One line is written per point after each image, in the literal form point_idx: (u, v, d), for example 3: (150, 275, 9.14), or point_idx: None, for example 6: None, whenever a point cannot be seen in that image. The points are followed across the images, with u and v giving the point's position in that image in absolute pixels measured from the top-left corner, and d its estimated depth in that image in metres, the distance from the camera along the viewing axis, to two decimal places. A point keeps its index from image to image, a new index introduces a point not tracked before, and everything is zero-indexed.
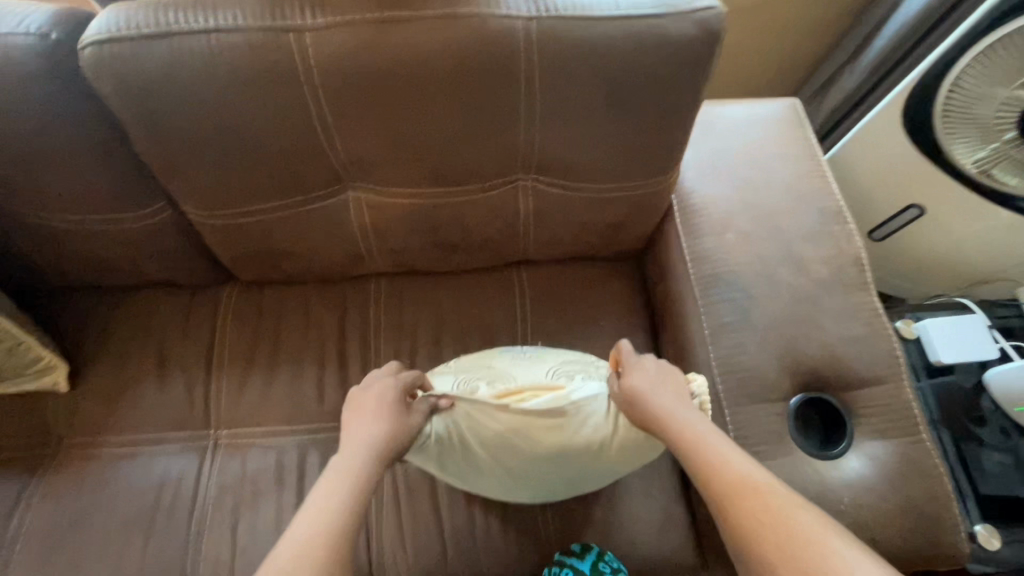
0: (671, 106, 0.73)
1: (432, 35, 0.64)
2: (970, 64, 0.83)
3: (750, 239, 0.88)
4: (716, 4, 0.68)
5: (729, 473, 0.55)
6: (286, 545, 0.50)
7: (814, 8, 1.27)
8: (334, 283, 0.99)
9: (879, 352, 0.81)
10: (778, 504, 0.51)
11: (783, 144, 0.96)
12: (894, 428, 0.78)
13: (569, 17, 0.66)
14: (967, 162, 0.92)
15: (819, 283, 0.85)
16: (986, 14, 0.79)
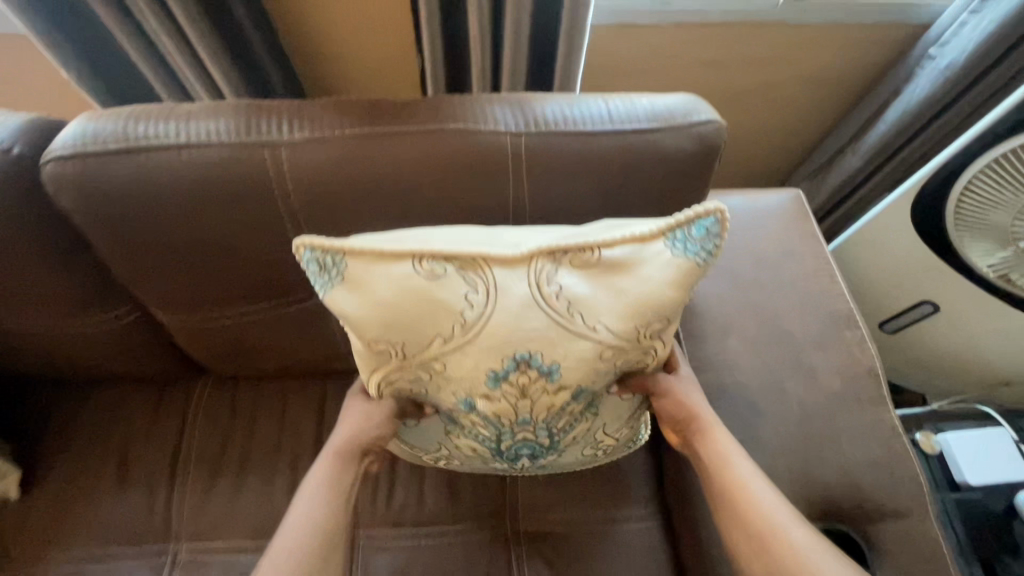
0: (671, 216, 0.69)
1: (417, 149, 0.61)
2: (981, 171, 0.80)
3: (756, 346, 0.83)
4: (715, 117, 0.65)
5: (755, 521, 0.59)
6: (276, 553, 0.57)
7: (815, 95, 1.26)
8: (312, 377, 0.93)
9: (899, 477, 0.75)
10: (773, 527, 0.58)
11: (788, 239, 0.92)
12: (921, 568, 0.70)
13: (560, 131, 0.63)
14: (983, 265, 0.87)
15: (831, 398, 0.79)
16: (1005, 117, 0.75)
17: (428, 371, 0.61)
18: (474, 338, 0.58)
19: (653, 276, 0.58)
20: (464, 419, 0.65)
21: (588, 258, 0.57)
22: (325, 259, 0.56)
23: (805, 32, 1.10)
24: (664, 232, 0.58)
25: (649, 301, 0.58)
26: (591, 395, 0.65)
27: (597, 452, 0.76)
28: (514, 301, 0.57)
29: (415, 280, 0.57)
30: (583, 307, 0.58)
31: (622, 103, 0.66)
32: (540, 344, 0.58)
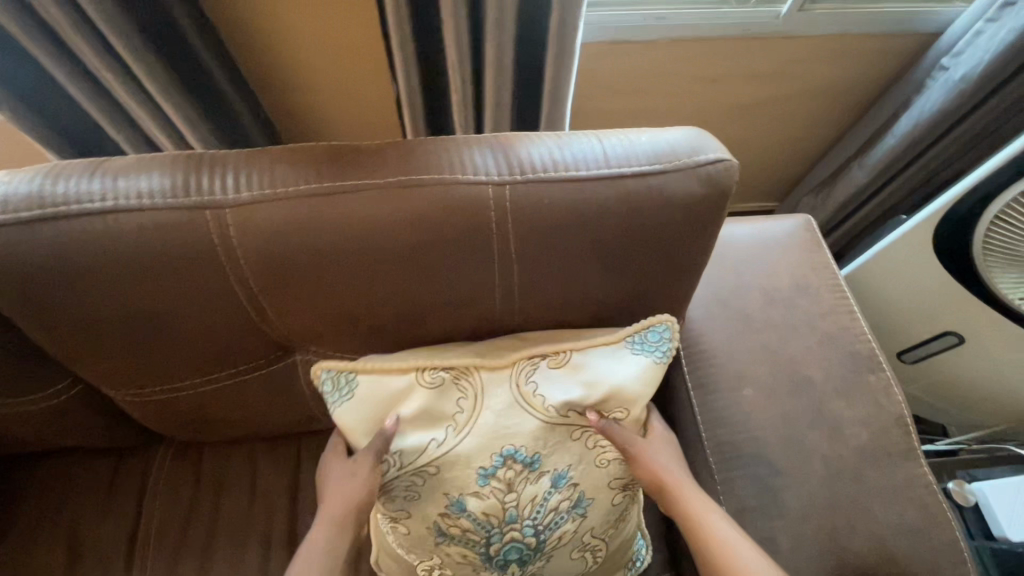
0: (678, 264, 0.61)
1: (383, 205, 0.53)
2: (1016, 198, 0.72)
3: (772, 397, 0.75)
4: (725, 156, 0.57)
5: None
6: None
7: (817, 108, 1.19)
8: (285, 439, 0.84)
9: (937, 543, 0.67)
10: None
11: (803, 274, 0.84)
12: None
13: (549, 179, 0.55)
14: (1013, 296, 0.80)
15: (859, 454, 0.71)
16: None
17: (420, 476, 0.58)
18: (463, 439, 0.57)
19: (627, 372, 0.59)
20: (452, 526, 0.60)
21: (562, 359, 0.59)
22: (337, 379, 0.57)
23: (809, 43, 1.03)
24: (628, 335, 0.61)
25: (616, 391, 0.59)
26: (575, 486, 0.60)
27: (590, 559, 0.64)
28: (502, 406, 0.58)
29: (414, 393, 0.57)
30: (574, 403, 0.58)
31: (618, 142, 0.58)
32: (525, 438, 0.58)
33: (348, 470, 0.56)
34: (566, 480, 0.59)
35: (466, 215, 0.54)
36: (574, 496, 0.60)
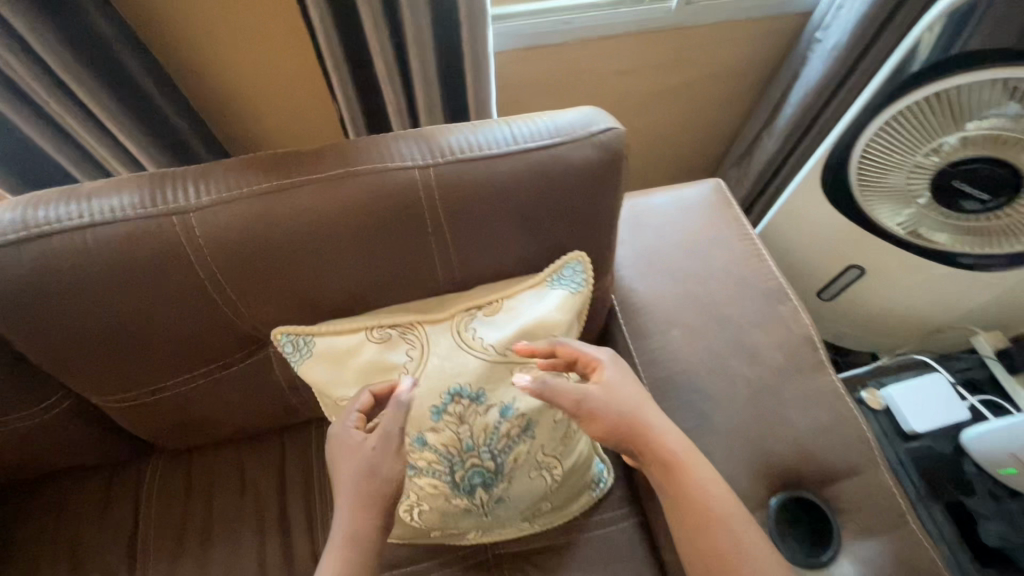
0: (591, 222, 0.71)
1: (328, 195, 0.62)
2: (873, 137, 0.83)
3: (698, 334, 0.85)
4: (615, 125, 0.68)
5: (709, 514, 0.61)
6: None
7: (724, 89, 1.33)
8: (270, 435, 0.91)
9: (849, 438, 0.78)
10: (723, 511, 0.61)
11: (716, 228, 0.96)
12: (881, 521, 0.73)
13: (468, 159, 0.65)
14: (893, 224, 0.92)
15: (776, 373, 0.82)
16: (939, 52, 0.73)
17: None
18: (417, 383, 0.66)
19: (549, 306, 0.69)
20: (420, 460, 0.68)
21: (491, 306, 0.69)
22: (297, 340, 0.66)
23: (704, 31, 1.16)
24: (547, 276, 0.71)
25: (542, 324, 0.68)
26: (523, 415, 0.68)
27: (548, 475, 0.73)
28: (447, 353, 0.66)
29: (366, 347, 0.66)
30: (511, 344, 0.67)
31: (524, 124, 0.68)
32: (468, 376, 0.66)
33: (369, 460, 0.59)
34: (511, 409, 0.68)
35: (401, 197, 0.63)
36: (522, 424, 0.68)
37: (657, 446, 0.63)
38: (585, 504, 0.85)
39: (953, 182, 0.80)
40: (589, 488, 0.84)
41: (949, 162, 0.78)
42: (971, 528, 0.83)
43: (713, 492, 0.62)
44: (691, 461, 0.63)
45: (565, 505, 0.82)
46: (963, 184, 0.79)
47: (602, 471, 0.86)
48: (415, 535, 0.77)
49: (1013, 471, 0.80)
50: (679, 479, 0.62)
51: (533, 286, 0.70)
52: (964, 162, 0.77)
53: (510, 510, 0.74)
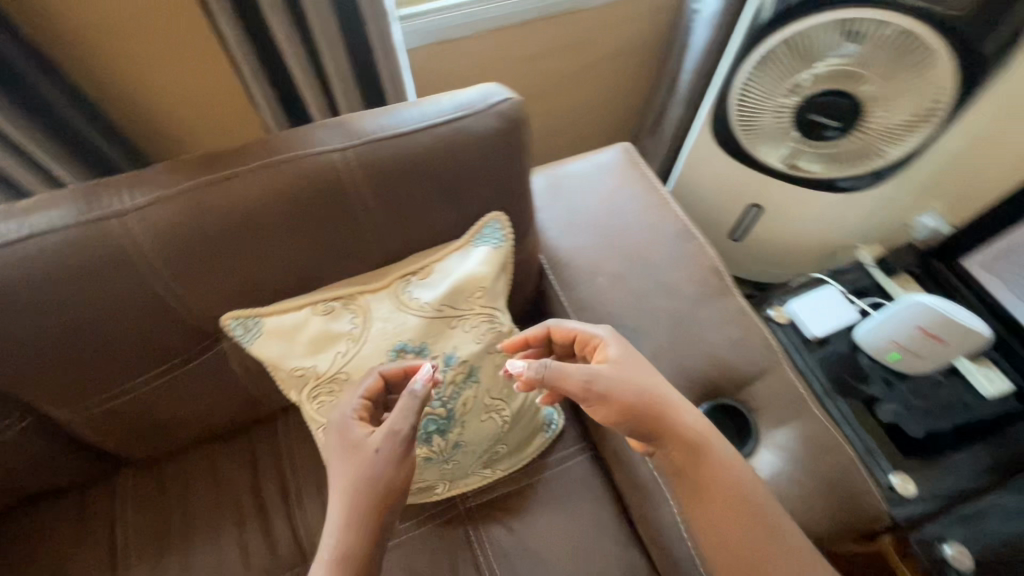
0: (503, 184, 0.79)
1: (256, 184, 0.68)
2: (745, 83, 0.92)
3: (619, 278, 0.95)
4: (511, 95, 0.77)
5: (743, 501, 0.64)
6: None
7: (626, 65, 1.45)
8: (237, 432, 0.95)
9: (755, 347, 0.89)
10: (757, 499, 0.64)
11: (625, 185, 1.06)
12: (790, 411, 0.84)
13: (381, 139, 0.72)
14: (775, 160, 1.03)
15: (689, 301, 0.92)
16: (782, 4, 0.83)
17: (337, 384, 0.73)
18: (364, 346, 0.72)
19: (476, 263, 0.77)
20: None
21: (421, 270, 0.76)
22: (247, 322, 0.73)
23: (598, 13, 1.27)
24: (471, 238, 0.79)
25: (471, 279, 0.76)
26: (465, 362, 0.76)
27: (497, 416, 0.81)
28: (388, 316, 0.73)
29: (313, 321, 0.72)
30: (445, 300, 0.75)
31: (430, 104, 0.76)
32: (410, 333, 0.73)
33: (369, 459, 0.60)
34: (453, 358, 0.76)
35: (326, 179, 0.70)
36: (465, 371, 0.76)
37: (682, 433, 0.65)
38: (540, 445, 0.93)
39: (812, 115, 0.93)
40: (541, 430, 0.93)
41: (805, 98, 0.91)
42: (870, 409, 0.97)
43: (737, 477, 0.64)
44: (713, 442, 0.66)
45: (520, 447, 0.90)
46: (819, 116, 0.92)
47: (551, 414, 0.94)
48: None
49: (897, 356, 0.94)
50: (705, 464, 0.64)
51: (460, 248, 0.78)
52: (817, 95, 0.90)
53: (469, 455, 0.82)
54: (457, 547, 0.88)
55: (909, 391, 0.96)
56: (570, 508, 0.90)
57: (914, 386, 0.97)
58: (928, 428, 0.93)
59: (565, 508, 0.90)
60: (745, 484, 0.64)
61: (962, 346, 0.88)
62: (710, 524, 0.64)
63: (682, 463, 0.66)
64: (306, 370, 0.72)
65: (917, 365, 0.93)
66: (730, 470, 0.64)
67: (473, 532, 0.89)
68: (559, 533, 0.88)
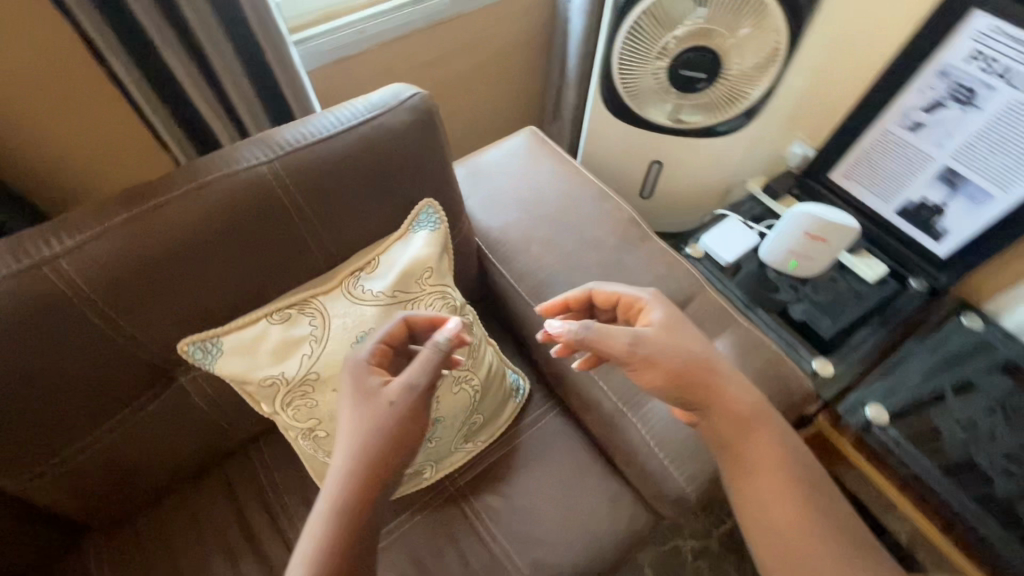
0: (428, 171, 0.85)
1: (189, 207, 0.69)
2: (623, 54, 1.04)
3: (551, 243, 1.03)
4: (418, 91, 0.83)
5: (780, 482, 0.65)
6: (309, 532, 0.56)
7: (517, 59, 1.55)
8: (209, 471, 0.93)
9: (680, 278, 1.00)
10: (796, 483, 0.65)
11: (539, 162, 1.15)
12: (720, 325, 0.96)
13: (305, 147, 0.76)
14: (664, 118, 1.17)
15: (616, 250, 1.02)
16: None
17: (308, 386, 0.75)
18: (328, 344, 0.75)
19: (419, 248, 0.82)
20: None
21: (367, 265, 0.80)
22: (205, 344, 0.73)
23: (482, 14, 1.36)
24: (409, 227, 0.84)
25: (417, 263, 0.81)
26: None
27: (468, 387, 0.86)
28: (345, 312, 0.77)
29: (272, 331, 0.74)
30: (396, 287, 0.79)
31: (344, 110, 0.80)
32: (369, 323, 0.77)
33: (381, 408, 0.61)
34: None
35: (259, 193, 0.73)
36: None
37: (734, 403, 0.68)
38: (513, 411, 0.99)
39: (682, 72, 1.06)
40: (512, 396, 0.99)
41: (673, 58, 1.03)
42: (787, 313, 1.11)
43: (780, 455, 0.67)
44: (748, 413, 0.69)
45: (495, 415, 0.96)
46: (689, 72, 1.05)
47: (518, 379, 1.01)
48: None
49: (795, 263, 1.09)
50: (755, 438, 0.67)
51: (400, 238, 0.83)
52: (683, 54, 1.03)
53: (449, 431, 0.87)
54: (457, 525, 0.91)
55: (814, 290, 1.11)
56: (552, 460, 0.96)
57: (816, 285, 1.11)
58: (836, 319, 1.07)
59: (548, 461, 0.96)
60: (790, 465, 0.66)
61: (839, 241, 1.03)
62: (752, 503, 0.65)
63: (727, 436, 0.68)
64: (274, 378, 0.74)
65: (813, 267, 1.08)
66: (775, 448, 0.67)
67: (469, 507, 0.93)
68: (546, 485, 0.94)
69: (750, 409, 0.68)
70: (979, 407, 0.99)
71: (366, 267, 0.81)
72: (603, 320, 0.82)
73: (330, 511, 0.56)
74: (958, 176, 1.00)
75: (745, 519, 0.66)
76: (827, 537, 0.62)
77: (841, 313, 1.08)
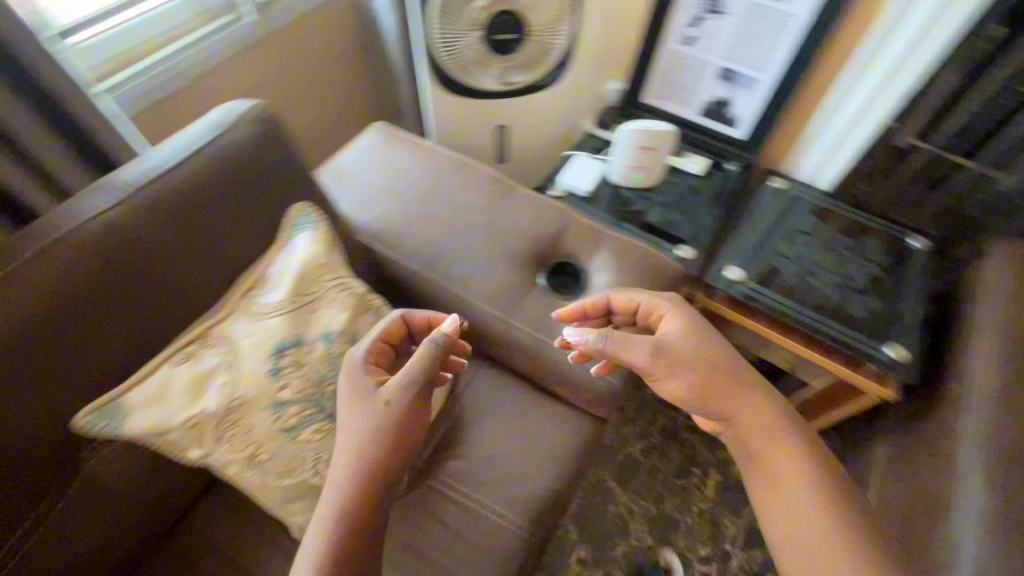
0: (288, 177, 0.86)
1: (40, 272, 0.62)
2: (439, 34, 1.13)
3: (429, 218, 1.08)
4: (251, 103, 0.84)
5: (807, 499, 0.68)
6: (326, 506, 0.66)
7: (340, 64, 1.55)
8: (151, 556, 0.86)
9: (551, 213, 1.11)
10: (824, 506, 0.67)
11: (393, 150, 1.19)
12: (595, 241, 1.09)
13: (154, 181, 0.72)
14: (494, 85, 1.28)
15: (489, 206, 1.10)
16: None
17: (236, 412, 0.73)
18: (241, 366, 0.74)
19: (303, 249, 0.83)
20: (291, 420, 0.77)
21: (255, 280, 0.80)
22: (105, 410, 0.66)
23: (295, 28, 1.34)
24: (286, 234, 0.85)
25: (306, 264, 0.82)
26: (341, 333, 0.83)
27: None
28: (248, 330, 0.76)
29: (177, 372, 0.71)
30: (294, 291, 0.79)
31: (181, 138, 0.78)
32: (279, 333, 0.77)
33: (377, 407, 0.69)
34: (329, 334, 0.82)
35: (117, 238, 0.68)
36: (345, 340, 0.83)
37: (756, 413, 0.74)
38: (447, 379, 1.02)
39: (496, 38, 1.17)
40: None
41: (485, 28, 1.14)
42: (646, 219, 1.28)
43: (799, 469, 0.70)
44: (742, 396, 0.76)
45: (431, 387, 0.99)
46: (502, 36, 1.16)
47: None
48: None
49: (638, 176, 1.26)
50: (771, 444, 0.72)
51: (281, 248, 0.84)
52: (492, 22, 1.13)
53: None
54: (430, 501, 0.94)
55: (659, 195, 1.29)
56: (495, 408, 1.03)
57: (660, 190, 1.30)
58: (681, 211, 1.27)
59: (492, 410, 1.03)
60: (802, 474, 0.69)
61: (665, 146, 1.21)
62: (776, 514, 0.69)
63: (749, 444, 0.74)
64: (197, 417, 0.71)
65: (652, 175, 1.26)
66: (791, 460, 0.71)
67: (435, 480, 0.96)
68: (498, 430, 1.01)
69: (768, 422, 0.74)
70: (802, 242, 1.22)
71: (254, 284, 0.80)
72: (623, 324, 0.90)
73: (342, 488, 0.66)
74: (732, 71, 1.24)
75: (767, 527, 0.70)
76: (848, 547, 0.62)
77: (684, 208, 1.28)
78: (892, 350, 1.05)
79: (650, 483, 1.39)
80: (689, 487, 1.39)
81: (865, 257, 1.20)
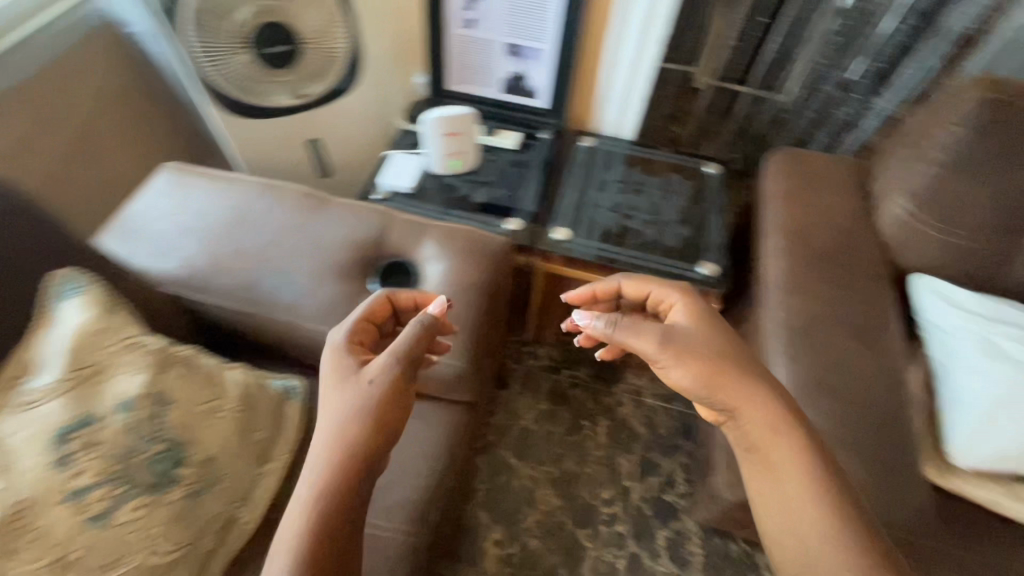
0: (37, 248, 0.77)
1: None
2: (203, 58, 1.07)
3: (240, 251, 1.02)
4: None
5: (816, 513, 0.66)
6: (311, 465, 0.67)
7: None
8: None
9: (369, 217, 1.09)
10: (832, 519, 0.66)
11: (188, 188, 1.10)
12: (419, 234, 1.10)
13: None
14: (289, 100, 1.22)
15: (303, 225, 1.06)
16: None
17: (21, 516, 0.66)
18: (18, 465, 0.67)
19: (71, 319, 0.75)
20: (95, 505, 0.70)
21: (22, 365, 0.73)
22: None
23: (50, 72, 1.16)
24: (51, 307, 0.76)
25: (78, 334, 0.74)
26: (143, 395, 0.75)
27: (223, 412, 0.83)
28: (22, 423, 0.69)
29: None
30: (69, 367, 0.73)
31: None
32: (57, 417, 0.70)
33: (367, 379, 0.72)
34: (127, 402, 0.74)
35: None
36: (149, 403, 0.75)
37: (765, 413, 0.72)
38: (301, 411, 0.95)
39: (269, 52, 1.12)
40: (291, 397, 0.95)
41: (252, 43, 1.09)
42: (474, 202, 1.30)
43: (805, 471, 0.69)
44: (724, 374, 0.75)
45: (281, 422, 0.91)
46: (275, 49, 1.12)
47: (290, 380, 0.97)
48: (193, 574, 0.77)
49: (456, 163, 1.29)
50: (783, 446, 0.70)
51: (47, 323, 0.75)
52: (258, 36, 1.09)
53: (233, 465, 0.82)
54: None
55: (481, 177, 1.32)
56: None
57: (481, 172, 1.33)
58: (504, 188, 1.32)
59: None
60: (814, 480, 0.68)
61: (469, 128, 1.24)
62: (780, 507, 0.70)
63: (756, 437, 0.73)
64: None
65: (469, 159, 1.30)
66: (800, 457, 0.70)
67: None
68: None
69: (777, 415, 0.72)
70: (615, 190, 1.32)
71: (20, 372, 0.72)
72: (632, 308, 0.93)
73: (327, 447, 0.67)
74: (517, 46, 1.29)
75: (763, 505, 0.72)
76: (844, 555, 0.63)
77: (509, 183, 1.32)
78: (704, 268, 1.17)
79: (548, 448, 1.45)
80: (583, 440, 1.46)
81: (669, 190, 1.32)
